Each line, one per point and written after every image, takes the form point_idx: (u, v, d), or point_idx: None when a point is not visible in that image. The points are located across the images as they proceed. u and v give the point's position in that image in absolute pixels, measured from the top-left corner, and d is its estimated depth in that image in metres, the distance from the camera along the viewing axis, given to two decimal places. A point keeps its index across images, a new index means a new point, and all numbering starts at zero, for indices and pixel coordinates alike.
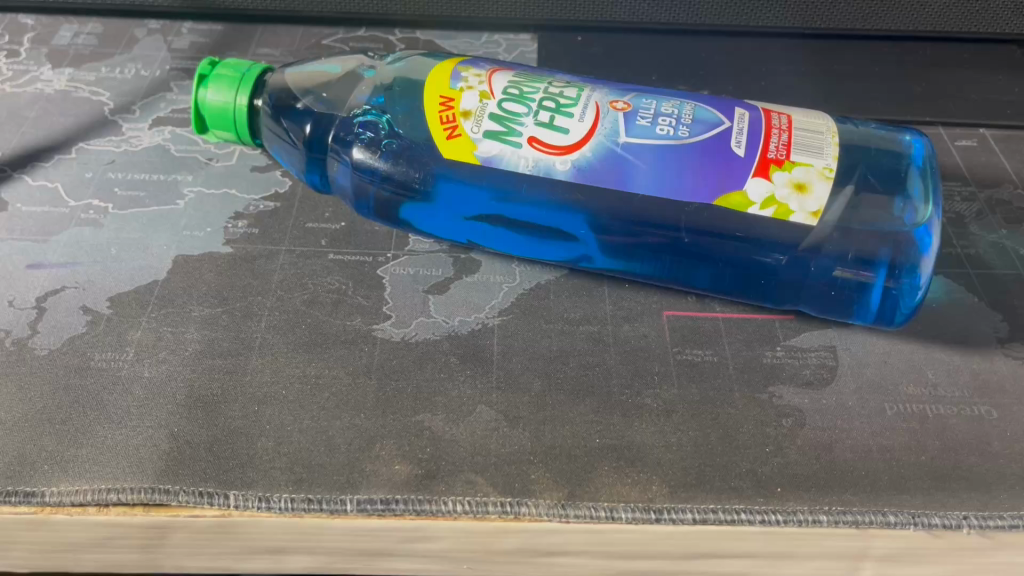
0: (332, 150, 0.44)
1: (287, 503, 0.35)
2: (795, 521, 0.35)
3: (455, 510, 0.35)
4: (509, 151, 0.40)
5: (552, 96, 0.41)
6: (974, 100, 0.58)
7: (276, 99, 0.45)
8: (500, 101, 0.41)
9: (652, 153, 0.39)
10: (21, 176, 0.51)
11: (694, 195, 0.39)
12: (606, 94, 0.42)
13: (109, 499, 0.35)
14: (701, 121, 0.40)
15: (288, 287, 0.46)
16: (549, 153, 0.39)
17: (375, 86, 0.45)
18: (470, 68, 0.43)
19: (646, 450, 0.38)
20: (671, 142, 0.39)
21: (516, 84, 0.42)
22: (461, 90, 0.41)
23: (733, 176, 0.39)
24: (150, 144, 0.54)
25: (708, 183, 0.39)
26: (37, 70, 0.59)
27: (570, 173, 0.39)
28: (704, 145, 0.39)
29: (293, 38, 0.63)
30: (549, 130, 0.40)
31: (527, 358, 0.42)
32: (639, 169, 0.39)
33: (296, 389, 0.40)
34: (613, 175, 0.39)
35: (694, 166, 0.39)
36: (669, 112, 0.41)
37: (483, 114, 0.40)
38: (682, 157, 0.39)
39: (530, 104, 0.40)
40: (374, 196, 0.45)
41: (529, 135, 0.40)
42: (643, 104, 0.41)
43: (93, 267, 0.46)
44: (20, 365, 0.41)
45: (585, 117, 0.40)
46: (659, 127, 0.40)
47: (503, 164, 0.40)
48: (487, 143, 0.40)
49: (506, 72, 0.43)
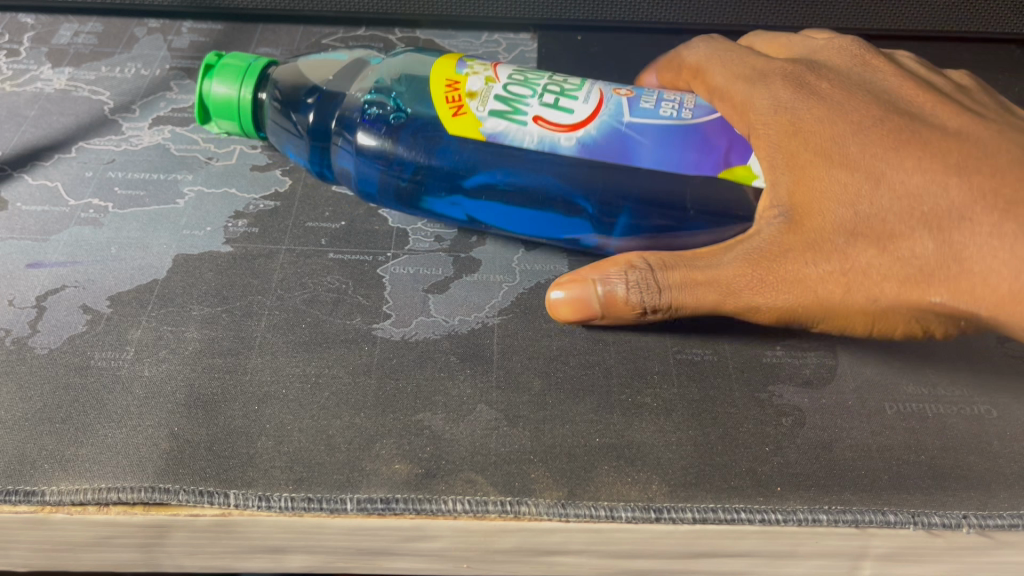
0: (340, 134, 0.45)
1: (287, 502, 0.35)
2: (795, 521, 0.35)
3: (455, 509, 0.35)
4: (515, 129, 0.40)
5: (551, 78, 0.41)
6: None
7: (283, 89, 0.46)
8: (505, 84, 0.41)
9: (655, 132, 0.40)
10: (22, 176, 0.51)
11: (697, 170, 0.39)
12: (606, 81, 0.42)
13: (109, 498, 0.35)
14: (699, 107, 0.42)
15: (289, 286, 0.45)
16: (555, 130, 0.40)
17: (383, 77, 0.46)
18: (475, 57, 0.44)
19: (646, 449, 0.38)
20: (673, 123, 0.40)
21: (520, 71, 0.42)
22: (467, 74, 0.42)
23: (731, 155, 0.40)
24: (150, 143, 0.54)
25: (710, 163, 0.39)
26: (35, 70, 0.59)
27: (576, 149, 0.40)
28: (702, 129, 0.40)
29: (292, 37, 0.63)
30: (554, 109, 0.40)
31: (527, 357, 0.42)
32: (643, 146, 0.39)
33: (296, 388, 0.40)
34: (619, 151, 0.39)
35: (695, 146, 0.40)
36: (668, 98, 0.41)
37: (489, 96, 0.41)
38: (683, 136, 0.40)
39: (534, 87, 0.41)
40: (381, 179, 0.46)
41: (535, 114, 0.40)
42: (644, 92, 0.42)
43: (93, 266, 0.46)
44: (20, 364, 0.41)
45: (586, 95, 0.41)
46: (661, 109, 0.40)
47: (509, 139, 0.40)
48: (493, 121, 0.40)
49: (510, 61, 0.44)
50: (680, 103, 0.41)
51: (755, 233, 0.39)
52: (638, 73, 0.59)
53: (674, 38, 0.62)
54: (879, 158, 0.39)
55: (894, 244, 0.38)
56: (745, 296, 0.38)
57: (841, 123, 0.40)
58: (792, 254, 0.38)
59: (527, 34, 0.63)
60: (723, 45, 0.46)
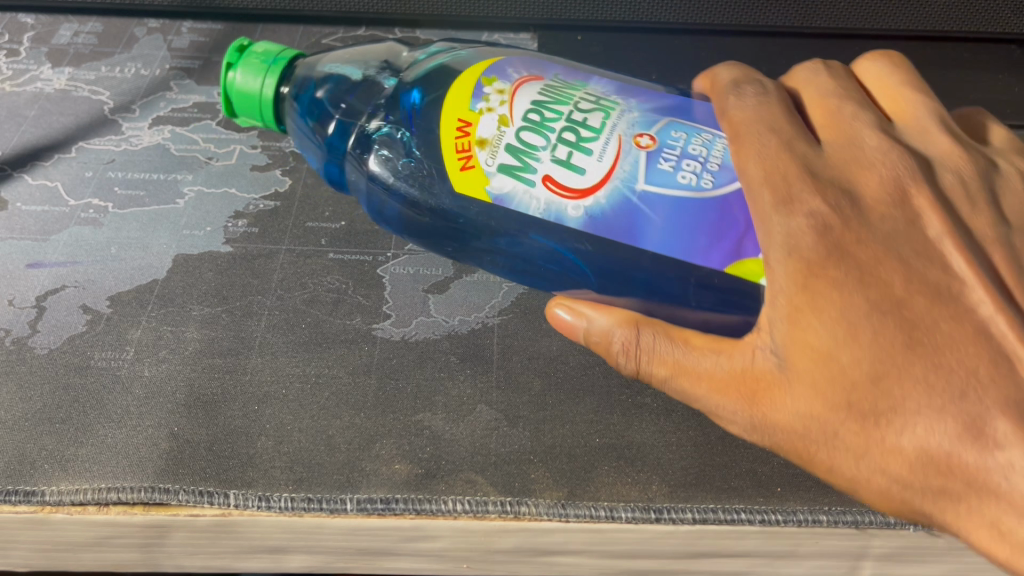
0: (352, 156, 0.39)
1: (287, 502, 0.35)
2: (795, 521, 0.35)
3: (455, 509, 0.35)
4: (522, 190, 0.32)
5: (571, 114, 0.33)
6: (975, 98, 0.58)
7: (302, 87, 0.41)
8: (517, 129, 0.33)
9: (672, 206, 0.31)
10: (21, 176, 0.51)
11: (704, 260, 0.31)
12: (634, 122, 0.33)
13: (109, 498, 0.35)
14: (728, 170, 0.32)
15: (289, 286, 0.45)
16: (562, 196, 0.32)
17: (402, 85, 0.39)
18: (495, 79, 0.35)
19: (646, 450, 0.38)
20: (693, 193, 0.31)
21: (541, 104, 0.33)
22: (481, 111, 0.34)
23: (751, 240, 0.31)
24: (150, 143, 0.54)
25: (723, 247, 0.30)
26: (35, 70, 0.59)
27: (582, 222, 0.32)
28: (730, 200, 0.31)
29: (292, 37, 0.63)
30: (567, 169, 0.32)
31: (527, 358, 0.42)
32: (653, 224, 0.31)
33: (297, 388, 0.40)
34: (625, 230, 0.31)
35: (711, 226, 0.31)
36: (697, 152, 0.32)
37: (499, 145, 0.33)
38: (703, 212, 0.31)
39: (550, 134, 0.32)
40: (393, 210, 0.40)
41: (544, 174, 0.32)
42: (671, 140, 0.32)
43: (92, 266, 0.46)
44: (20, 364, 0.41)
45: (598, 148, 0.32)
46: (683, 173, 0.31)
47: (514, 204, 0.33)
48: (499, 178, 0.33)
49: (535, 84, 0.35)
50: (711, 165, 0.32)
51: (748, 366, 0.30)
52: (638, 73, 0.59)
53: (674, 38, 0.62)
54: (884, 357, 0.27)
55: (889, 432, 0.27)
56: (769, 411, 0.29)
57: (847, 278, 0.28)
58: (793, 384, 0.28)
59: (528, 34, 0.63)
60: (771, 103, 0.34)
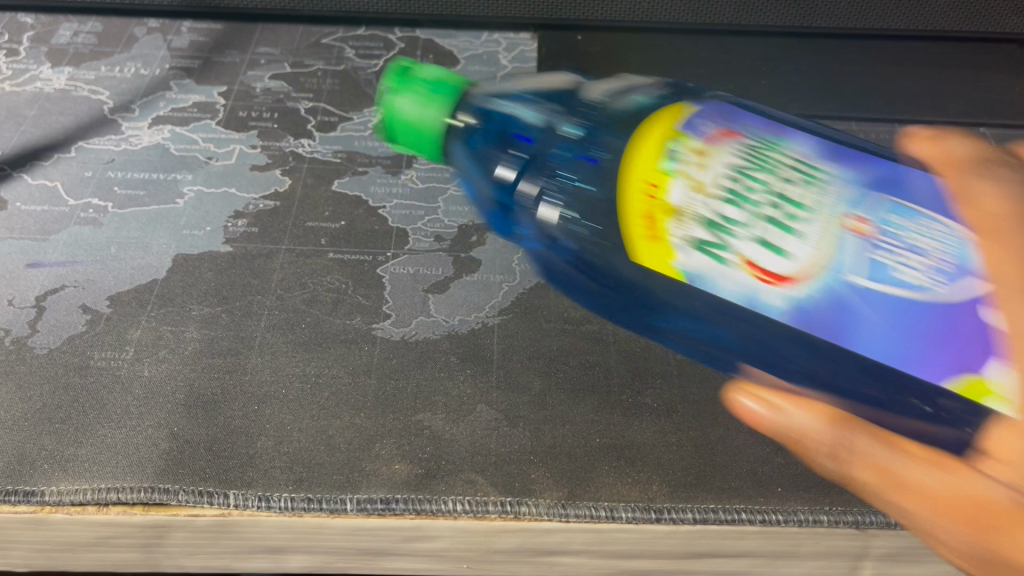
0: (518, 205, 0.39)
1: (287, 502, 0.35)
2: (795, 521, 0.35)
3: (455, 510, 0.35)
4: (717, 269, 0.33)
5: (783, 191, 0.33)
6: (973, 99, 0.58)
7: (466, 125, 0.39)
8: (708, 202, 0.33)
9: (888, 305, 0.31)
10: (21, 176, 0.51)
11: (927, 367, 0.31)
12: (844, 204, 0.33)
13: (109, 498, 0.35)
14: (965, 274, 0.31)
15: (289, 286, 0.45)
16: (759, 278, 0.32)
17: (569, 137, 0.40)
18: (689, 140, 0.35)
19: (646, 450, 0.38)
20: (920, 293, 0.31)
21: (731, 174, 0.34)
22: (675, 174, 0.34)
23: (975, 350, 0.30)
24: (149, 143, 0.54)
25: (928, 352, 0.31)
26: (35, 69, 0.59)
27: (786, 313, 0.32)
28: (957, 307, 0.31)
29: (292, 37, 0.63)
30: (767, 252, 0.32)
31: (527, 357, 0.42)
32: (868, 324, 0.31)
33: (296, 388, 0.40)
34: (830, 325, 0.32)
35: (936, 333, 0.31)
36: (923, 247, 0.32)
37: (688, 217, 0.33)
38: (926, 317, 0.31)
39: (740, 210, 0.33)
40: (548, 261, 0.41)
41: (742, 257, 0.33)
42: (891, 228, 0.32)
43: (92, 266, 0.46)
44: (20, 364, 0.41)
45: (817, 235, 0.32)
46: (905, 268, 0.31)
47: (710, 284, 0.33)
48: (691, 254, 0.33)
49: (735, 147, 0.35)
50: (944, 258, 0.32)
51: None
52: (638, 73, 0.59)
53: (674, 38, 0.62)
54: None
55: None
56: None
57: None
58: None
59: (527, 34, 0.63)
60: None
